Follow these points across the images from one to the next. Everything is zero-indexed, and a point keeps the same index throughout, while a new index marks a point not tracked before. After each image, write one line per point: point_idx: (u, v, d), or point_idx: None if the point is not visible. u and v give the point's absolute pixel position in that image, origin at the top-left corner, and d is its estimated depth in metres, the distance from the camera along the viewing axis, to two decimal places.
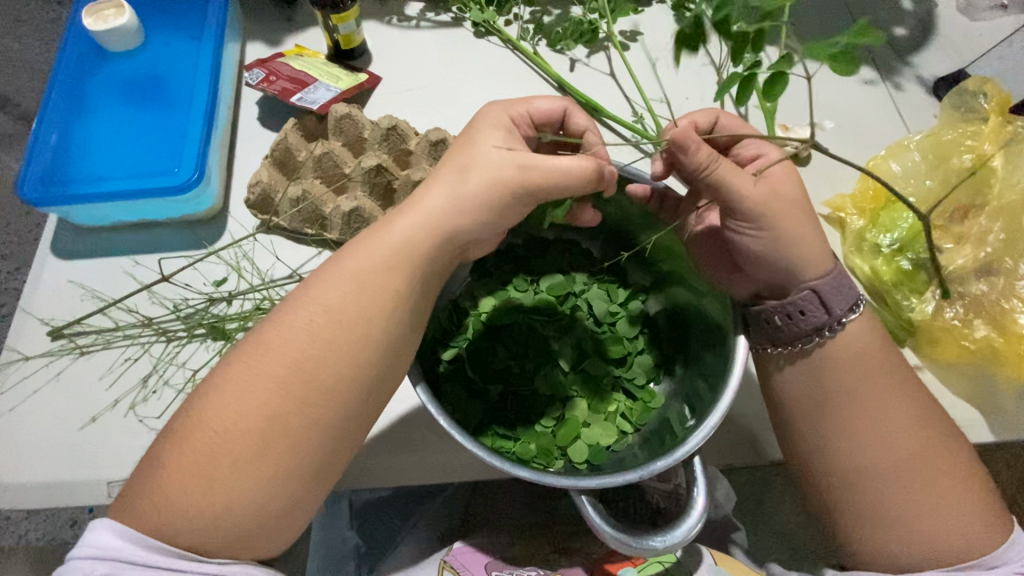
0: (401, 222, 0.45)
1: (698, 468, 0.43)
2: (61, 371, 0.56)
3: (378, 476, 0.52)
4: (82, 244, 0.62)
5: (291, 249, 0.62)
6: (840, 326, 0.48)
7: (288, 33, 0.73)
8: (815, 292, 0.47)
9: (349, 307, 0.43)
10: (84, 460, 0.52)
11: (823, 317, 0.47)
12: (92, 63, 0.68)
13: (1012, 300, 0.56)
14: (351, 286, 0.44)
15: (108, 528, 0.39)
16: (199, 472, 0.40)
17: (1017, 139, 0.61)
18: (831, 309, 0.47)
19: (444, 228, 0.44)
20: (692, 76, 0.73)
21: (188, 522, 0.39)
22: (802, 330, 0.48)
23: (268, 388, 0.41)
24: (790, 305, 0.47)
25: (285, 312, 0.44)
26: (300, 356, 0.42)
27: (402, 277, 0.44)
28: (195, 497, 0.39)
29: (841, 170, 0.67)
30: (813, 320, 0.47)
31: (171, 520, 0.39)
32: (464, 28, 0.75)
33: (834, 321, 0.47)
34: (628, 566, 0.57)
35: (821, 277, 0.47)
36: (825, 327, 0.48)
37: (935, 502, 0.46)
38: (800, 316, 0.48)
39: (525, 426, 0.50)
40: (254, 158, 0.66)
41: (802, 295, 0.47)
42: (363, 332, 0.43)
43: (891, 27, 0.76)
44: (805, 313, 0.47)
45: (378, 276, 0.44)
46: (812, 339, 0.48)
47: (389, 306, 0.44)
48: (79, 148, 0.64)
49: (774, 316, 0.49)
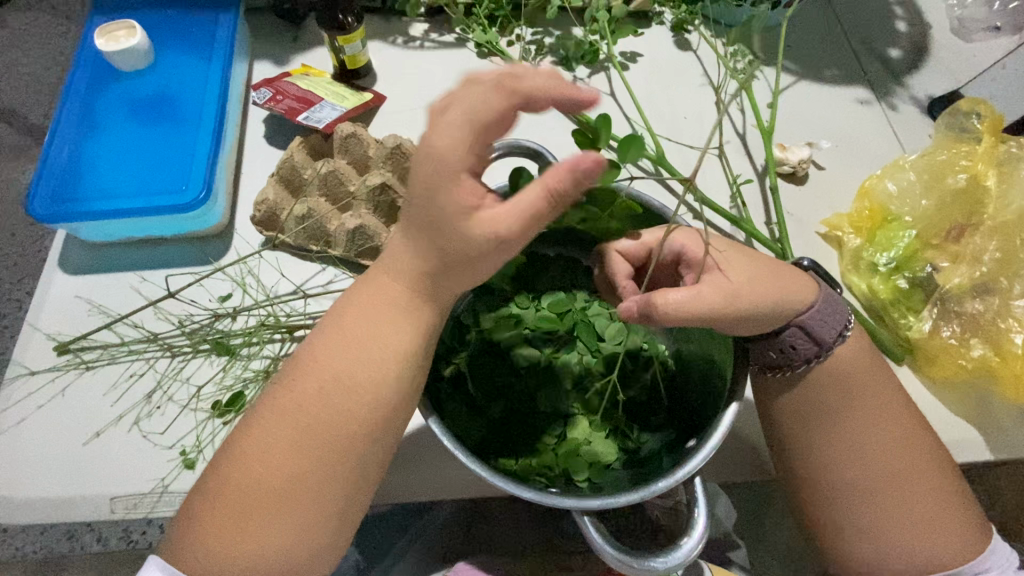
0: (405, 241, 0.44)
1: (699, 487, 0.43)
2: (66, 386, 0.56)
3: (381, 494, 0.52)
4: (90, 260, 0.63)
5: (296, 265, 0.63)
6: (830, 353, 0.47)
7: (295, 52, 0.75)
8: (802, 327, 0.46)
9: (354, 324, 0.44)
10: (88, 475, 0.52)
11: (813, 349, 0.47)
12: (104, 81, 0.69)
13: (1008, 320, 0.57)
14: (348, 316, 0.44)
15: (157, 563, 0.42)
16: (225, 491, 0.41)
17: (1010, 159, 0.62)
18: (821, 341, 0.46)
19: None
20: (692, 96, 0.74)
21: (212, 553, 0.41)
22: (794, 362, 0.47)
23: (283, 406, 0.42)
24: (781, 340, 0.47)
25: (301, 347, 0.45)
26: (313, 377, 0.43)
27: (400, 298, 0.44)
28: (218, 524, 0.41)
29: (838, 189, 0.68)
30: (804, 353, 0.47)
31: (199, 547, 0.41)
32: (468, 49, 0.77)
33: (823, 351, 0.47)
34: None
35: (807, 310, 0.46)
36: (816, 358, 0.47)
37: (928, 520, 0.47)
38: (791, 350, 0.47)
39: (528, 445, 0.51)
40: (260, 175, 0.67)
41: (789, 332, 0.46)
42: (358, 356, 0.43)
43: (885, 48, 0.77)
44: (795, 347, 0.47)
45: (377, 301, 0.43)
46: (804, 369, 0.48)
47: (387, 330, 0.43)
48: (88, 165, 0.65)
49: (768, 351, 0.48)
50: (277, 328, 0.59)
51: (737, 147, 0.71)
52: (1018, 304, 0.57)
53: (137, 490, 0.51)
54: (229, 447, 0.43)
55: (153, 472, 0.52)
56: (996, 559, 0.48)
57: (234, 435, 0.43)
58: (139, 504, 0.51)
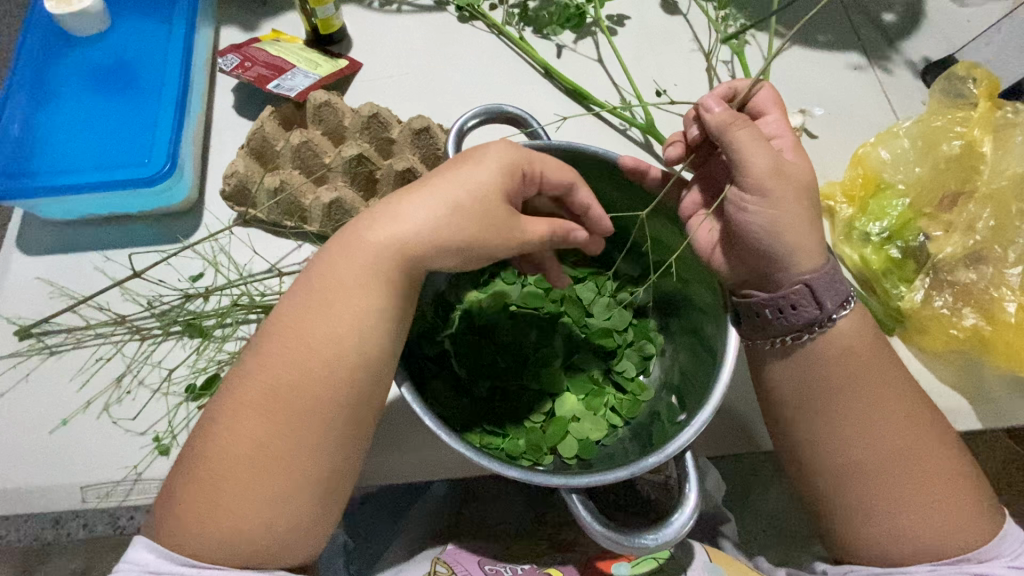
0: (404, 206, 0.42)
1: (690, 463, 0.42)
2: (29, 372, 0.53)
3: (364, 477, 0.51)
4: (49, 239, 0.59)
5: (271, 243, 0.60)
6: (830, 322, 0.46)
7: (264, 17, 0.70)
8: (808, 286, 0.45)
9: (331, 293, 0.42)
10: (57, 464, 0.50)
11: (815, 312, 0.46)
12: (57, 48, 0.65)
13: (1001, 289, 0.56)
14: (324, 297, 0.42)
15: (149, 546, 0.39)
16: (201, 475, 0.40)
17: (1007, 125, 0.61)
18: (823, 305, 0.45)
19: (418, 225, 0.41)
20: (682, 61, 0.72)
21: (181, 539, 0.39)
22: (793, 325, 0.46)
23: (262, 387, 0.41)
24: (782, 299, 0.45)
25: (271, 323, 0.43)
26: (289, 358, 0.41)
27: (372, 282, 0.42)
28: (192, 510, 0.39)
29: (831, 158, 0.66)
30: (805, 316, 0.46)
31: (169, 535, 0.39)
32: (448, 12, 0.73)
33: (825, 317, 0.46)
34: (621, 561, 0.55)
35: (813, 271, 0.45)
36: (816, 323, 0.46)
37: (922, 495, 0.46)
38: (792, 310, 0.46)
39: (516, 424, 0.50)
40: (230, 147, 0.63)
41: (795, 290, 0.45)
42: (338, 334, 0.41)
43: (880, 12, 0.75)
44: (796, 307, 0.46)
45: (351, 283, 0.42)
46: (803, 334, 0.47)
47: (360, 306, 0.42)
48: (43, 137, 0.61)
49: (765, 310, 0.46)
50: (252, 308, 0.56)
51: None
52: (1012, 273, 0.57)
53: (109, 479, 0.49)
54: (199, 432, 0.41)
55: (126, 460, 0.50)
56: (1006, 546, 0.45)
57: (206, 420, 0.41)
58: (110, 493, 0.49)
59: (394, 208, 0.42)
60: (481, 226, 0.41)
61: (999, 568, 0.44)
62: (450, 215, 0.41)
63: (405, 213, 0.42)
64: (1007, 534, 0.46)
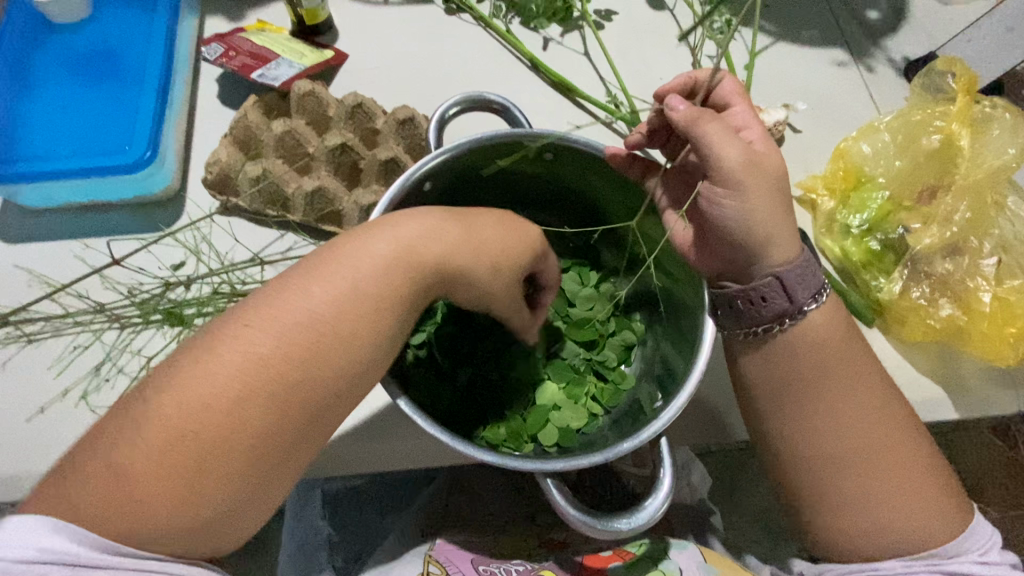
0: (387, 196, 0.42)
1: (665, 449, 0.42)
2: (5, 360, 0.53)
3: (343, 466, 0.50)
4: (29, 227, 0.59)
5: (252, 232, 0.59)
6: (802, 314, 0.47)
7: (248, 7, 0.70)
8: (778, 278, 0.45)
9: None
10: (33, 452, 0.49)
11: (785, 304, 0.46)
12: (38, 35, 0.64)
13: (976, 279, 0.57)
14: None
15: (61, 529, 0.32)
16: None
17: (984, 120, 0.62)
18: (793, 297, 0.46)
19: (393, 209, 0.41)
20: (667, 55, 0.72)
21: None
22: (764, 317, 0.47)
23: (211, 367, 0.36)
24: (753, 290, 0.46)
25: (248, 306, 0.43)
26: (245, 351, 0.35)
27: None
28: None
29: (814, 152, 0.67)
30: (775, 308, 0.46)
31: None
32: (435, 5, 0.73)
33: (795, 309, 0.46)
34: (615, 560, 0.55)
35: (785, 263, 0.45)
36: (786, 316, 0.47)
37: (894, 481, 0.46)
38: (761, 302, 0.46)
39: (496, 412, 0.50)
40: (213, 136, 0.63)
41: (765, 282, 0.46)
42: None
43: (863, 9, 0.76)
44: (767, 299, 0.46)
45: None
46: (774, 326, 0.47)
47: None
48: (23, 124, 0.60)
49: (736, 301, 0.47)
50: (233, 296, 0.56)
51: None
52: (987, 264, 0.57)
53: None
54: None
55: None
56: (975, 541, 0.46)
57: None
58: None
59: None
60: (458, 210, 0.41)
61: (968, 563, 0.46)
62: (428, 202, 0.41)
63: None
64: (977, 530, 0.47)
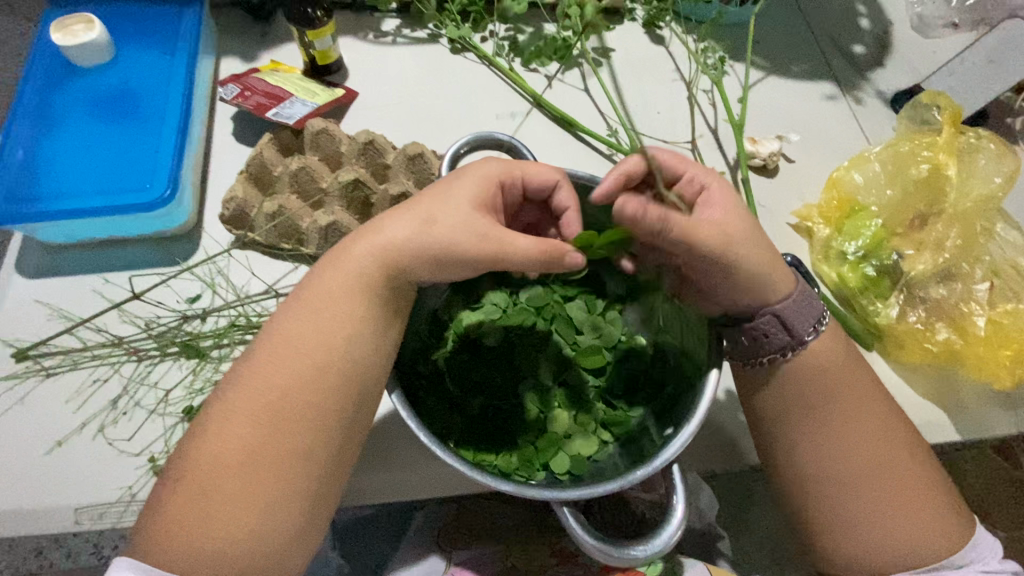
0: (387, 223, 0.45)
1: (677, 476, 0.43)
2: (25, 395, 0.53)
3: (356, 494, 0.51)
4: (49, 263, 0.60)
5: (267, 265, 0.61)
6: (803, 345, 0.48)
7: (263, 48, 0.73)
8: (777, 316, 0.47)
9: (323, 303, 0.44)
10: (50, 486, 0.50)
11: (786, 338, 0.48)
12: (61, 77, 0.67)
13: (970, 304, 0.59)
14: (315, 314, 0.44)
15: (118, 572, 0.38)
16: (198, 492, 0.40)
17: (970, 150, 0.64)
18: (793, 331, 0.47)
19: (414, 246, 0.43)
20: (664, 89, 0.75)
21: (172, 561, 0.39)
22: (766, 351, 0.48)
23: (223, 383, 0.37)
24: (754, 328, 0.48)
25: (268, 338, 0.44)
26: None
27: (362, 299, 0.44)
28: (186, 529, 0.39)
29: (808, 183, 0.69)
30: (776, 342, 0.48)
31: (159, 558, 0.39)
32: (441, 44, 0.76)
33: (796, 342, 0.48)
34: None
35: (783, 300, 0.47)
36: (787, 349, 0.48)
37: (898, 505, 0.47)
38: (764, 338, 0.48)
39: (508, 440, 0.51)
40: (229, 172, 0.65)
41: (764, 320, 0.47)
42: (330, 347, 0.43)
43: (850, 45, 0.79)
44: (768, 335, 0.48)
45: (345, 301, 0.44)
46: (777, 359, 0.48)
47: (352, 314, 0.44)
48: (45, 163, 0.62)
49: (741, 337, 0.49)
50: (249, 328, 0.57)
51: (710, 140, 0.72)
52: (980, 289, 0.59)
53: (103, 500, 0.49)
54: (195, 452, 0.41)
55: (120, 481, 0.50)
56: (978, 551, 0.47)
57: (203, 438, 0.42)
58: (104, 515, 0.49)
59: (383, 230, 0.44)
60: (454, 216, 0.43)
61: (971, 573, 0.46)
62: (427, 219, 0.44)
63: (397, 239, 0.44)
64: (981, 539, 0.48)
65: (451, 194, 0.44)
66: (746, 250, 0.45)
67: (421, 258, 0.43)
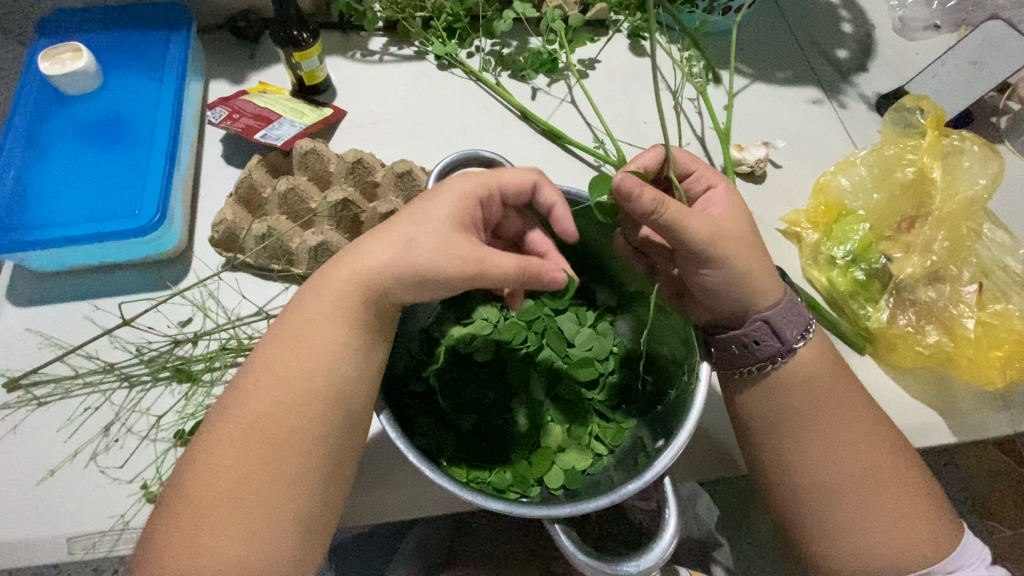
0: (367, 248, 0.44)
1: (669, 489, 0.43)
2: (17, 424, 0.53)
3: (350, 515, 0.51)
4: (40, 290, 0.61)
5: (257, 286, 0.61)
6: (791, 353, 0.48)
7: (251, 70, 0.74)
8: (767, 323, 0.47)
9: (307, 329, 0.44)
10: (42, 516, 0.49)
11: (776, 346, 0.48)
12: (50, 105, 0.67)
13: (959, 306, 0.59)
14: (301, 338, 0.44)
15: None
16: (188, 521, 0.40)
17: (954, 152, 0.65)
18: (783, 338, 0.48)
19: (396, 264, 0.43)
20: (649, 99, 0.76)
21: None
22: (756, 360, 0.49)
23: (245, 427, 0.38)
24: (745, 335, 0.48)
25: (257, 363, 0.44)
26: None
27: (346, 322, 0.44)
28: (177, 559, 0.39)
29: (794, 188, 0.70)
30: (767, 350, 0.48)
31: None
32: (428, 61, 0.77)
33: (786, 349, 0.48)
34: None
35: (771, 308, 0.47)
36: (777, 357, 0.48)
37: (893, 511, 0.47)
38: (755, 345, 0.48)
39: (501, 455, 0.51)
40: (218, 195, 0.66)
41: (754, 327, 0.47)
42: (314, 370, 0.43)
43: (834, 49, 0.80)
44: (759, 342, 0.48)
45: (328, 324, 0.44)
46: (766, 367, 0.49)
47: (338, 341, 0.44)
48: (35, 191, 0.62)
49: (731, 346, 0.49)
50: (240, 350, 0.57)
51: (697, 148, 0.73)
52: (969, 291, 0.59)
53: (97, 529, 0.49)
54: (186, 480, 0.41)
55: (114, 508, 0.50)
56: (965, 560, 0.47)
57: (193, 466, 0.42)
58: (96, 544, 0.49)
59: (365, 252, 0.44)
60: (434, 245, 0.43)
61: None
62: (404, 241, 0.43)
63: (379, 260, 0.44)
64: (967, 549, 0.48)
65: (430, 217, 0.44)
66: (729, 259, 0.45)
67: (405, 278, 0.43)
